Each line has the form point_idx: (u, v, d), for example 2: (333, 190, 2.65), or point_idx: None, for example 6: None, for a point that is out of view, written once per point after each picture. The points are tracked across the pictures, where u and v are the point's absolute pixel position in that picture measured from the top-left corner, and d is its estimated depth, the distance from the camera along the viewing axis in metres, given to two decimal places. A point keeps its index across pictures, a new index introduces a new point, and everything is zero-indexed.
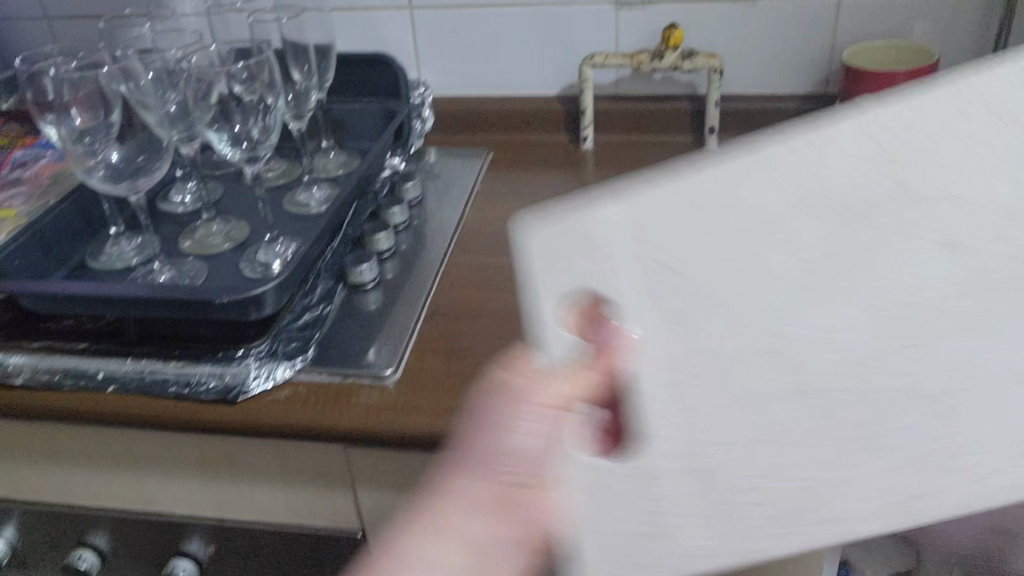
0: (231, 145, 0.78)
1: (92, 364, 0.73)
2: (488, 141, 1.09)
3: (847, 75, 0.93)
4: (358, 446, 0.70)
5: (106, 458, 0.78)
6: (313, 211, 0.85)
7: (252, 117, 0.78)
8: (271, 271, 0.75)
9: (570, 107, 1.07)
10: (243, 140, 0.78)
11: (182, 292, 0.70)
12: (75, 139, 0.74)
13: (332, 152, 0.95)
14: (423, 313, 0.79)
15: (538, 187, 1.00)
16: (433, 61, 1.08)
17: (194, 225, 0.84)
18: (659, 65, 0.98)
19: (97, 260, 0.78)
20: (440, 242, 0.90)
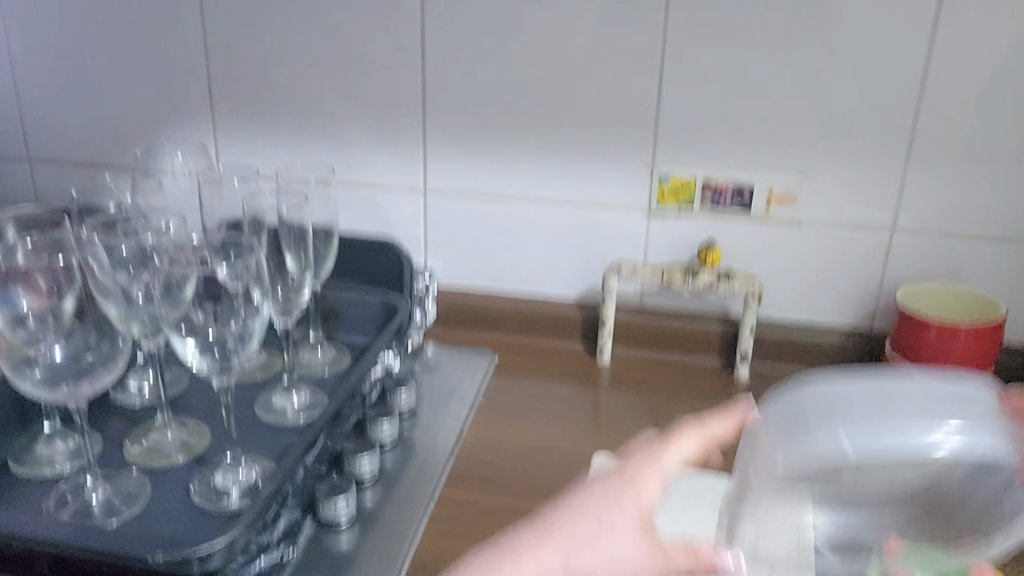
0: (201, 354, 0.63)
1: None
2: (493, 342, 0.98)
3: (903, 320, 0.84)
4: None
5: None
6: (289, 420, 0.73)
7: (226, 320, 0.66)
8: (226, 503, 0.63)
9: (588, 315, 0.97)
10: (216, 347, 0.64)
11: (105, 541, 0.57)
12: (15, 324, 0.63)
13: (320, 348, 0.84)
14: (403, 567, 0.66)
15: (549, 403, 0.89)
16: (444, 248, 0.99)
17: (149, 425, 0.72)
18: (692, 284, 0.90)
19: (19, 465, 0.66)
20: (432, 463, 0.77)
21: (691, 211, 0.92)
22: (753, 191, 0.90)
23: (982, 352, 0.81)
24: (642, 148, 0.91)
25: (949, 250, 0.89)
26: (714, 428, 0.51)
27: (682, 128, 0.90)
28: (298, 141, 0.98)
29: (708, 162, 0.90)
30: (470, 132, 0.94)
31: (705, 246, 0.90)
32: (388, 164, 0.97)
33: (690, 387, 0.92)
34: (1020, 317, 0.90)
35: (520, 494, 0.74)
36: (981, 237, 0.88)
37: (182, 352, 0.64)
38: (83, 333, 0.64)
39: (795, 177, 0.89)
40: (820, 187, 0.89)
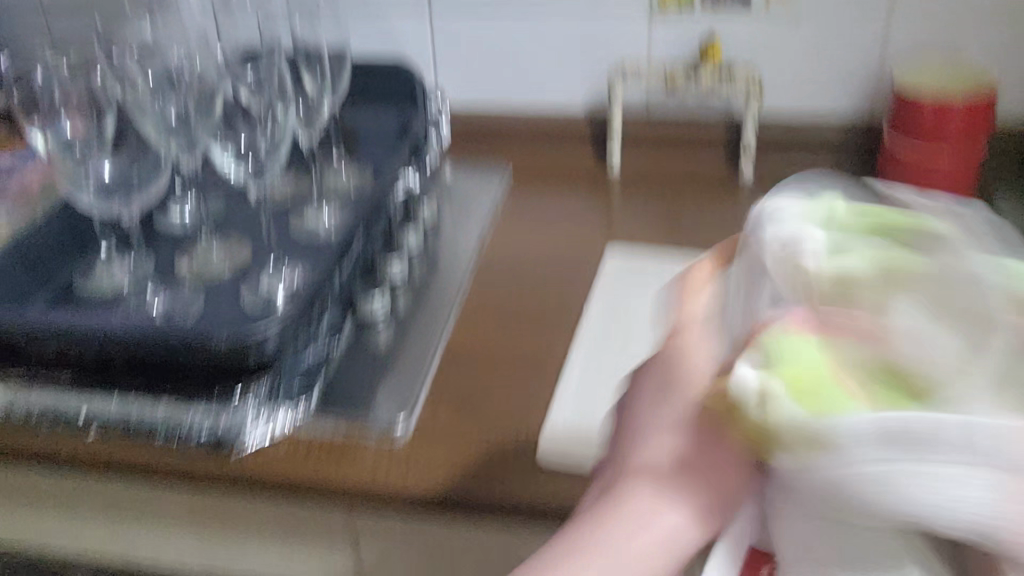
0: (235, 160, 0.73)
1: (73, 402, 0.66)
2: (506, 159, 1.03)
3: (898, 106, 0.87)
4: (362, 505, 0.62)
5: (80, 505, 0.68)
6: (321, 234, 0.79)
7: (256, 128, 0.75)
8: (273, 304, 0.69)
9: (596, 125, 1.00)
10: (248, 155, 0.73)
11: (174, 332, 0.64)
12: (63, 151, 0.73)
13: (343, 169, 0.89)
14: (440, 350, 0.72)
15: (562, 209, 0.94)
16: (452, 71, 1.02)
17: (193, 245, 0.78)
18: (694, 84, 0.93)
19: (82, 284, 0.72)
20: (455, 268, 0.83)
21: (691, 12, 0.94)
22: None
23: (973, 128, 0.84)
24: None
25: (945, 31, 0.91)
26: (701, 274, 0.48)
27: None
28: None
29: None
30: None
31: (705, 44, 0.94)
32: None
33: (697, 186, 0.96)
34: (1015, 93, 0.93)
35: (540, 286, 0.81)
36: (975, 16, 0.89)
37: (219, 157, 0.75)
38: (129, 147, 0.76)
39: None
40: None
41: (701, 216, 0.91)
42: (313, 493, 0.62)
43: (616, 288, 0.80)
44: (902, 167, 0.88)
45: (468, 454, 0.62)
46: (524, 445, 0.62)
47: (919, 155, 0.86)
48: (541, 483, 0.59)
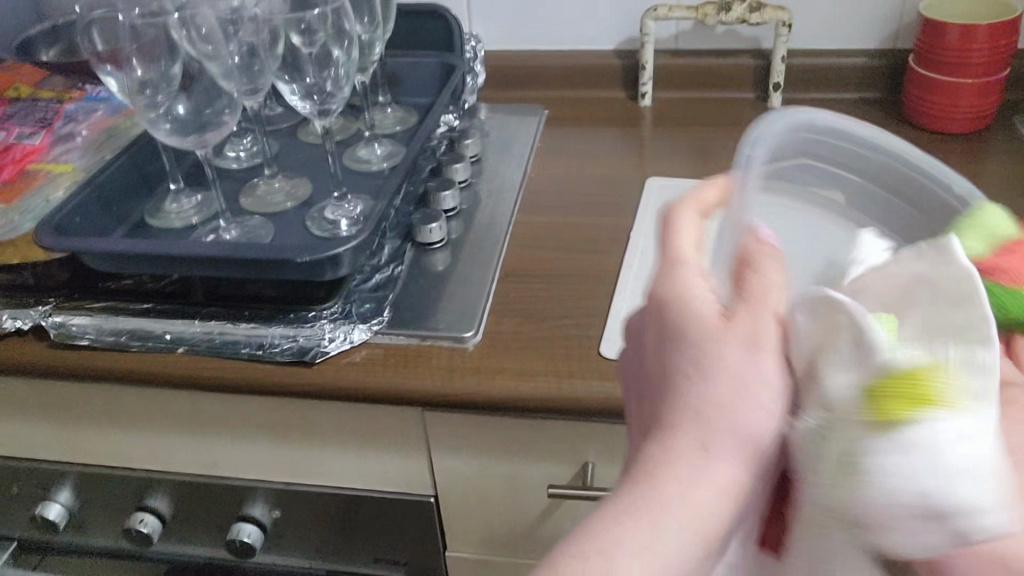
0: (302, 98, 0.77)
1: (158, 326, 0.71)
2: (541, 98, 1.06)
3: (925, 28, 0.90)
4: (437, 410, 0.67)
5: (169, 422, 0.75)
6: (375, 167, 0.83)
7: (322, 69, 0.76)
8: (341, 230, 0.73)
9: (628, 63, 1.03)
10: (315, 93, 0.77)
11: (257, 251, 0.69)
12: (136, 91, 0.74)
13: (389, 108, 0.92)
14: (497, 273, 0.77)
15: (598, 143, 0.97)
16: (486, 14, 1.05)
17: (255, 182, 0.82)
18: (726, 18, 0.95)
19: (156, 218, 0.76)
20: (503, 199, 0.87)
21: None
22: None
23: (997, 50, 0.88)
24: None
25: None
26: (706, 196, 0.44)
27: None
28: None
29: None
30: None
31: None
32: None
33: (729, 117, 0.99)
34: None
35: (585, 214, 0.84)
36: None
37: (286, 92, 0.78)
38: (201, 87, 0.76)
39: None
40: None
41: (733, 145, 0.94)
42: (391, 400, 0.67)
43: (659, 213, 0.83)
44: (928, 91, 0.91)
45: (532, 365, 0.66)
46: (583, 358, 0.66)
47: (943, 77, 0.90)
48: (601, 390, 0.63)
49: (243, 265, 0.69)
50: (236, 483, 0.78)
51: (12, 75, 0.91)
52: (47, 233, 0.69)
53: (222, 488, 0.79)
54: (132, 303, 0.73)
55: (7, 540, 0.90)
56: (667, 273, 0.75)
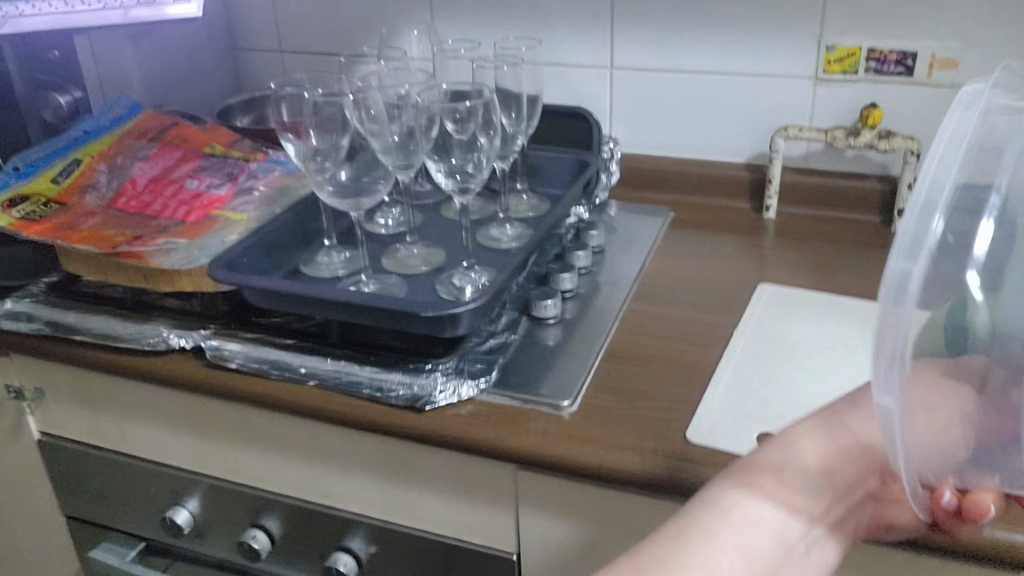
0: (446, 175, 0.88)
1: (296, 360, 0.80)
2: (669, 201, 1.12)
3: None
4: (527, 468, 0.73)
5: (292, 448, 0.83)
6: (504, 246, 0.91)
7: (466, 153, 0.87)
8: (464, 294, 0.81)
9: (756, 176, 1.09)
10: (457, 173, 0.88)
11: (388, 303, 0.77)
12: (310, 156, 0.87)
13: (525, 195, 1.01)
14: (601, 352, 0.82)
15: (717, 247, 1.02)
16: (628, 119, 1.14)
17: (397, 246, 0.91)
18: (854, 142, 0.99)
19: (310, 268, 0.87)
20: (618, 289, 0.93)
21: (856, 77, 1.01)
22: (917, 56, 0.97)
23: None
24: (812, 22, 1.00)
25: None
26: None
27: (847, 5, 0.98)
28: (503, 28, 1.14)
29: (874, 32, 0.98)
30: (651, 13, 1.06)
31: (867, 107, 0.98)
32: (580, 45, 1.11)
33: (847, 236, 1.02)
34: None
35: (695, 310, 0.89)
36: None
37: (433, 169, 0.88)
38: (363, 159, 0.89)
39: (956, 41, 0.95)
40: (983, 53, 0.95)
41: (850, 263, 0.97)
42: (486, 453, 0.73)
43: (767, 318, 0.87)
44: None
45: (619, 437, 0.71)
46: (668, 438, 0.70)
47: None
48: (678, 469, 0.67)
49: (375, 314, 0.78)
50: (340, 515, 0.85)
51: (211, 135, 1.06)
52: (218, 268, 0.80)
53: (328, 517, 0.86)
54: (277, 338, 0.83)
55: (137, 539, 1.00)
56: (762, 372, 0.78)
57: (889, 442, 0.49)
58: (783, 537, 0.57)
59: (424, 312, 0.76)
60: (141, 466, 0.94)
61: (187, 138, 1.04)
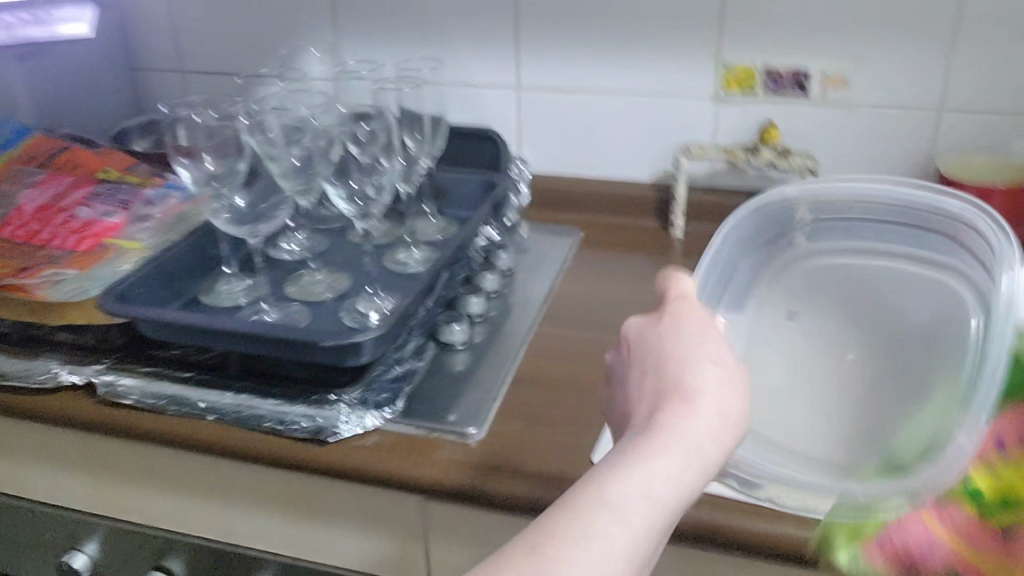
0: (346, 201, 0.87)
1: (194, 394, 0.78)
2: (579, 220, 1.13)
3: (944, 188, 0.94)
4: (435, 498, 0.72)
5: (192, 487, 0.80)
6: (411, 271, 0.90)
7: (367, 179, 0.88)
8: (369, 321, 0.80)
9: (663, 195, 1.10)
10: (357, 198, 0.87)
11: (287, 333, 0.75)
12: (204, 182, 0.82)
13: (433, 218, 1.00)
14: (510, 376, 0.82)
15: (625, 266, 1.02)
16: (536, 140, 1.14)
17: (301, 272, 0.89)
18: (755, 161, 1.01)
19: (209, 297, 0.84)
20: (528, 311, 0.93)
21: (755, 97, 1.03)
22: (811, 78, 1.00)
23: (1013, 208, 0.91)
24: (711, 44, 1.02)
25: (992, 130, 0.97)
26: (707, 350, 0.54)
27: (744, 27, 1.00)
28: (409, 48, 1.13)
29: (770, 54, 1.01)
30: (555, 34, 1.07)
31: (766, 126, 1.03)
32: (486, 65, 1.11)
33: None
34: None
35: (604, 331, 0.89)
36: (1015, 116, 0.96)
37: (333, 196, 0.88)
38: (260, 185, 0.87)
39: (848, 63, 0.99)
40: (873, 74, 0.98)
41: None
42: (392, 484, 0.71)
43: None
44: None
45: (527, 463, 0.71)
46: (575, 463, 0.70)
47: None
48: None
49: (275, 346, 0.76)
50: (247, 552, 0.82)
51: (105, 160, 1.02)
52: (108, 299, 0.77)
53: (235, 555, 0.83)
54: (174, 372, 0.80)
55: None
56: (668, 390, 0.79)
57: (668, 431, 0.49)
58: (638, 534, 0.46)
59: (324, 342, 0.74)
60: (36, 510, 0.90)
61: (78, 163, 1.00)
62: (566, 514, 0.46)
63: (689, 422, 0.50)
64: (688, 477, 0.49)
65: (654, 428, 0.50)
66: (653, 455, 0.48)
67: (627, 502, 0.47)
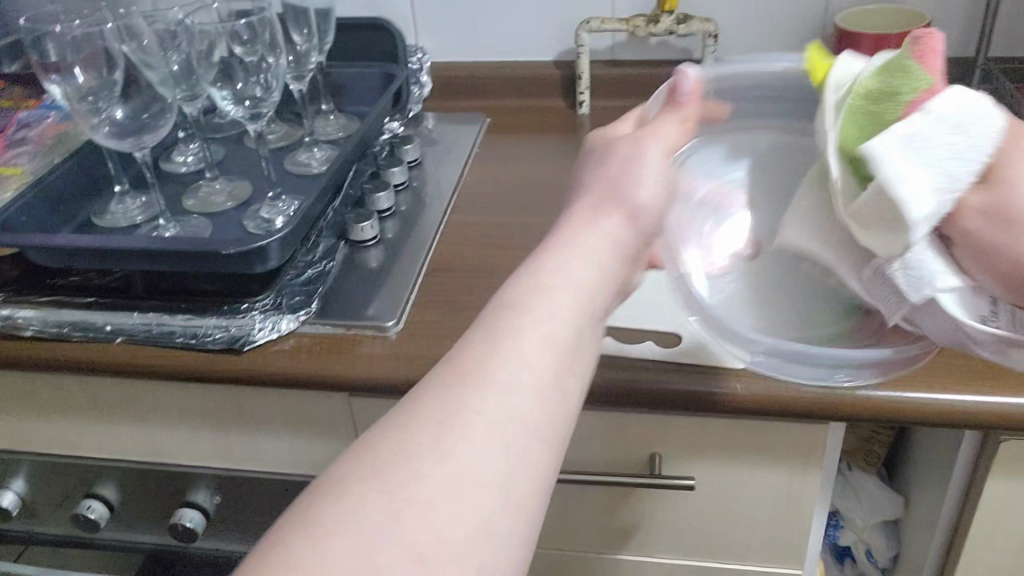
0: (233, 103, 0.83)
1: (100, 318, 0.75)
2: (486, 107, 1.11)
3: (841, 40, 0.94)
4: (360, 394, 0.72)
5: (112, 412, 0.79)
6: (314, 171, 0.87)
7: (254, 75, 0.83)
8: (274, 226, 0.77)
9: (566, 73, 1.08)
10: (245, 99, 0.83)
11: (188, 245, 0.73)
12: (79, 97, 0.78)
13: (332, 115, 0.97)
14: (425, 266, 0.81)
15: (534, 149, 1.01)
16: (432, 27, 1.10)
17: (198, 184, 0.86)
18: (655, 30, 0.99)
19: (102, 218, 0.81)
20: (439, 201, 0.91)
21: None
22: None
23: None
24: None
25: None
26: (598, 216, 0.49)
27: None
28: None
29: None
30: None
31: None
32: None
33: None
34: (950, 31, 0.99)
35: (516, 214, 0.89)
36: None
37: (219, 99, 0.84)
38: (140, 94, 0.81)
39: None
40: None
41: None
42: (315, 385, 0.71)
43: None
44: None
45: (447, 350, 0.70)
46: None
47: None
48: None
49: (177, 261, 0.74)
50: (178, 470, 0.82)
51: None
52: None
53: (168, 475, 0.82)
54: (76, 297, 0.78)
55: None
56: None
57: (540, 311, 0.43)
58: (521, 430, 0.39)
59: (227, 250, 0.72)
60: None
61: None
62: (408, 416, 0.39)
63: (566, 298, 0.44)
64: (560, 364, 0.42)
65: (529, 306, 0.43)
66: (516, 337, 0.42)
67: (499, 391, 0.40)
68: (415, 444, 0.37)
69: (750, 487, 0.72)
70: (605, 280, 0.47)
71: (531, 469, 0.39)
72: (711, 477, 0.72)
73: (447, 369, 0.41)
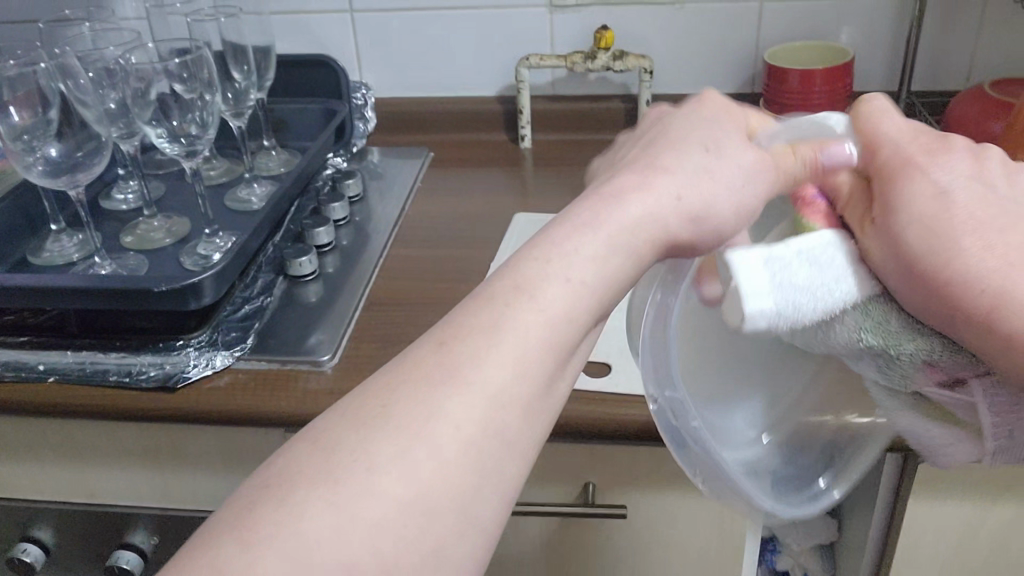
0: (170, 140, 0.84)
1: (33, 358, 0.75)
2: (429, 141, 1.12)
3: (770, 75, 0.97)
4: (296, 429, 0.72)
5: (47, 452, 0.78)
6: (253, 207, 0.88)
7: (190, 114, 0.83)
8: (211, 261, 0.78)
9: (508, 108, 1.10)
10: (181, 136, 0.84)
11: (120, 282, 0.73)
12: (14, 137, 0.78)
13: (274, 151, 0.98)
14: (363, 300, 0.82)
15: (475, 182, 1.03)
16: (376, 64, 1.12)
17: (137, 221, 0.86)
18: (592, 66, 1.02)
19: (38, 256, 0.80)
20: (380, 235, 0.92)
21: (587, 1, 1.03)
22: None
23: (835, 87, 0.94)
24: None
25: (812, 14, 1.00)
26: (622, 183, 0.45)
27: None
28: None
29: None
30: None
31: (600, 30, 1.00)
32: None
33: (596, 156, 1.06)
34: (875, 66, 1.02)
35: (455, 246, 0.90)
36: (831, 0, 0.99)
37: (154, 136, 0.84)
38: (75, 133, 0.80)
39: None
40: None
41: None
42: (251, 421, 0.71)
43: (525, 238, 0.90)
44: None
45: None
46: None
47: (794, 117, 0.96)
48: None
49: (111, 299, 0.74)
50: (114, 511, 0.81)
51: None
52: None
53: (104, 516, 0.81)
54: (9, 338, 0.77)
55: None
56: None
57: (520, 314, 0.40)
58: (458, 455, 0.36)
59: (160, 288, 0.72)
60: None
61: None
62: (357, 420, 0.36)
63: (548, 309, 0.40)
64: (540, 371, 0.39)
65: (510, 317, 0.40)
66: (490, 345, 0.39)
67: (464, 405, 0.37)
68: (374, 448, 0.35)
69: (684, 513, 0.73)
70: (620, 281, 0.43)
71: (486, 496, 0.36)
72: (645, 505, 0.73)
73: (427, 365, 0.38)
